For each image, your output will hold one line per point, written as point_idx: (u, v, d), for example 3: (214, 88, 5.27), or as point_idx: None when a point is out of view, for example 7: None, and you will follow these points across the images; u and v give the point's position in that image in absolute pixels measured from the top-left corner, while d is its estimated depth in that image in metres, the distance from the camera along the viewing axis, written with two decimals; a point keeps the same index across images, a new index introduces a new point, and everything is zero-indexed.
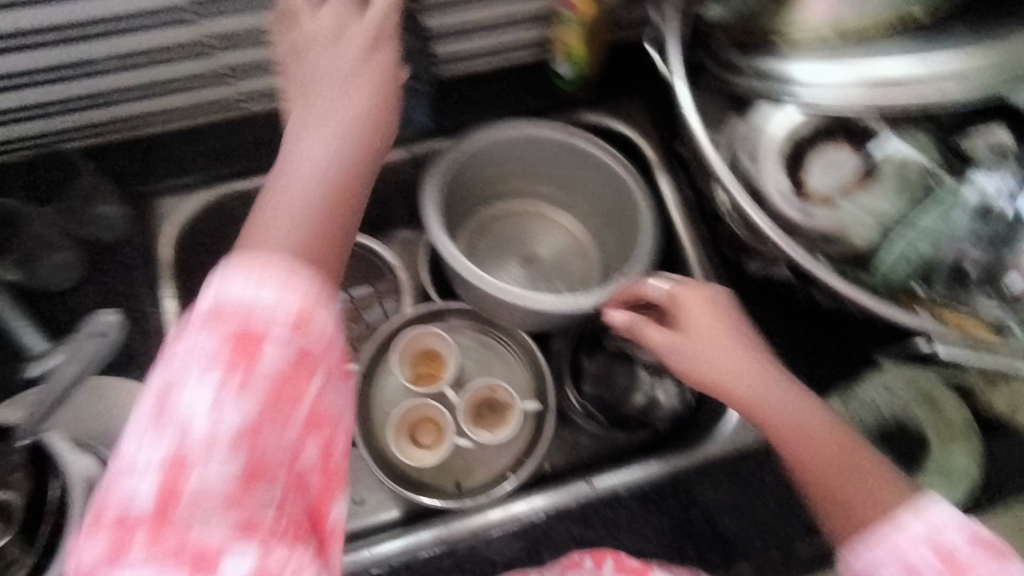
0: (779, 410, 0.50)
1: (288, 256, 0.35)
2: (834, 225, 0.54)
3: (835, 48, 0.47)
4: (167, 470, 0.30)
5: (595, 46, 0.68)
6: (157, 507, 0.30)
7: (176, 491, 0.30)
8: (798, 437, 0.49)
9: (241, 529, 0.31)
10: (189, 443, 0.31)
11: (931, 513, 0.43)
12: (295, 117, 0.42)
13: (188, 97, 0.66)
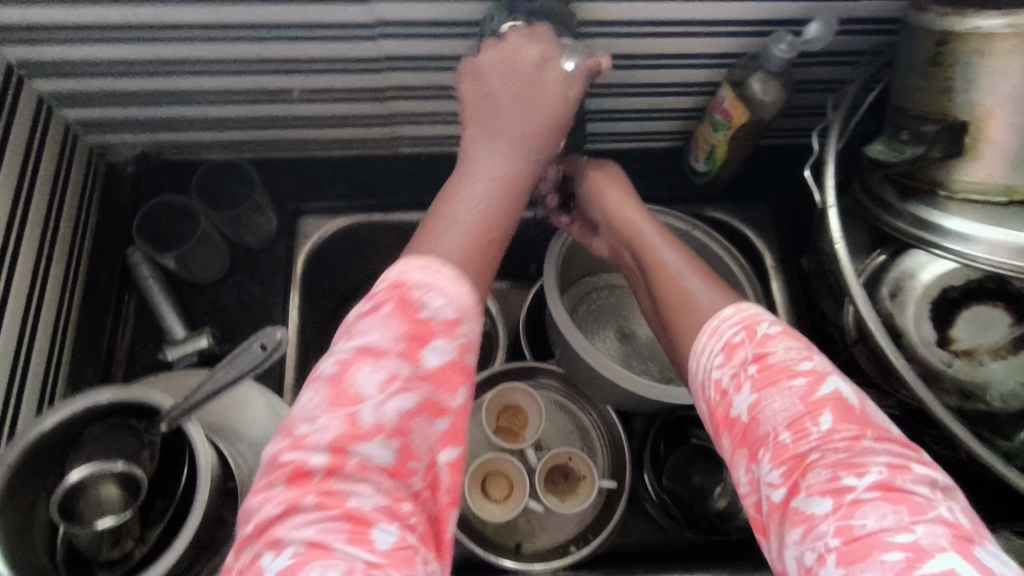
0: (694, 302, 0.51)
1: (446, 263, 0.43)
2: (972, 379, 0.54)
3: (998, 210, 0.47)
4: (305, 508, 0.35)
5: (739, 150, 0.70)
6: (284, 510, 0.35)
7: (319, 512, 0.35)
8: (672, 288, 0.53)
9: (348, 516, 0.35)
10: (305, 478, 0.36)
11: (721, 320, 0.48)
12: (475, 128, 0.51)
13: (351, 130, 0.71)
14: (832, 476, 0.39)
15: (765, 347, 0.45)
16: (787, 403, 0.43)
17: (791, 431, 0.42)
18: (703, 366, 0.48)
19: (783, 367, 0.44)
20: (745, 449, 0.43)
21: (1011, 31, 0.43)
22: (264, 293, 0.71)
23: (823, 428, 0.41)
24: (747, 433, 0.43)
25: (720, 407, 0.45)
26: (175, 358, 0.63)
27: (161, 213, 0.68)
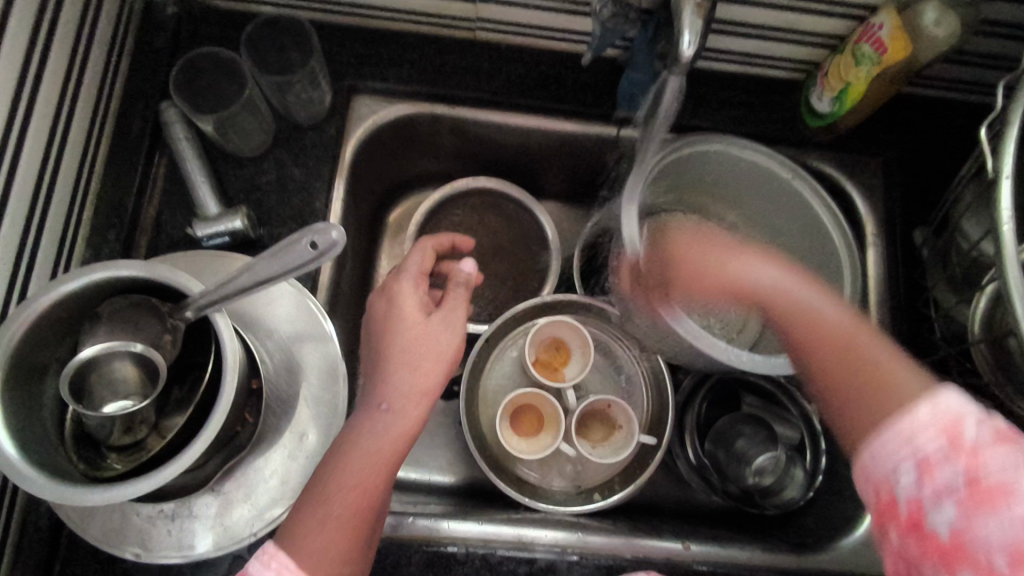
0: (892, 376, 0.42)
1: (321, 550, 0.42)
2: None
3: None
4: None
5: (879, 91, 0.59)
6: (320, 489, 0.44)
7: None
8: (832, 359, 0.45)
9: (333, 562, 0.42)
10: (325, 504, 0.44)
11: (934, 403, 0.38)
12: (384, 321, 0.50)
13: (430, 1, 0.62)
14: (993, 511, 0.34)
15: (955, 425, 0.37)
16: (982, 435, 0.36)
17: (948, 470, 0.36)
18: (892, 428, 0.39)
19: (939, 405, 0.38)
20: (905, 497, 0.37)
21: None
22: (308, 175, 0.63)
23: (984, 461, 0.35)
24: (914, 474, 0.37)
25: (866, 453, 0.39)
26: (204, 236, 0.57)
27: (203, 64, 0.59)
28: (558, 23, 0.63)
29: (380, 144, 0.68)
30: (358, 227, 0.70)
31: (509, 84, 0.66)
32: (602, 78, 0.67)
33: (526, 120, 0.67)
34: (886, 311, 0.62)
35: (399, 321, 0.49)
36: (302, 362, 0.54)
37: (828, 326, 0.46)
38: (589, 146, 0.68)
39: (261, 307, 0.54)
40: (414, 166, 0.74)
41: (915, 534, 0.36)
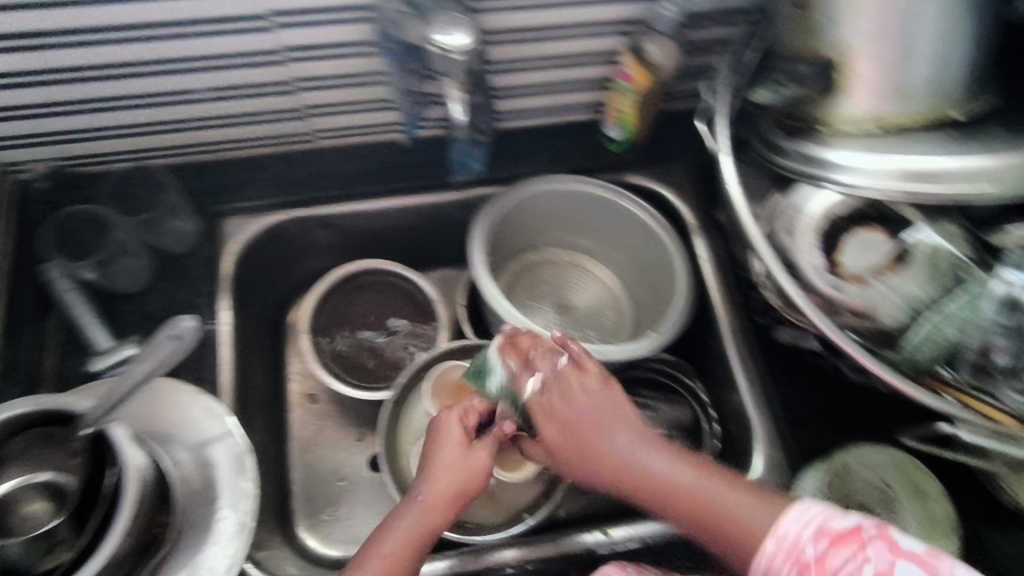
0: (728, 501, 0.49)
1: None
2: (863, 299, 0.49)
3: (873, 139, 0.49)
4: None
5: (648, 111, 0.71)
6: None
7: None
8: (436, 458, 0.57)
9: None
10: None
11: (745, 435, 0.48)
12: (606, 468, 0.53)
13: (268, 126, 0.72)
14: (857, 552, 0.44)
15: (782, 517, 0.48)
16: (819, 549, 0.45)
17: (876, 543, 0.44)
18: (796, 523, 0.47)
19: (622, 454, 0.53)
20: (814, 534, 0.46)
21: None
22: (191, 298, 0.70)
23: (709, 492, 0.50)
24: (733, 521, 0.49)
25: (792, 552, 0.46)
26: (103, 368, 0.62)
27: (78, 225, 0.67)
28: (379, 120, 0.73)
29: (262, 255, 0.77)
30: (252, 334, 0.78)
31: (359, 177, 0.77)
32: (435, 156, 0.78)
33: (377, 204, 0.77)
34: (715, 284, 0.74)
35: (437, 462, 0.57)
36: (212, 458, 0.59)
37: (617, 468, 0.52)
38: (435, 212, 0.79)
39: (162, 420, 0.60)
40: (297, 268, 0.84)
41: (820, 564, 0.44)
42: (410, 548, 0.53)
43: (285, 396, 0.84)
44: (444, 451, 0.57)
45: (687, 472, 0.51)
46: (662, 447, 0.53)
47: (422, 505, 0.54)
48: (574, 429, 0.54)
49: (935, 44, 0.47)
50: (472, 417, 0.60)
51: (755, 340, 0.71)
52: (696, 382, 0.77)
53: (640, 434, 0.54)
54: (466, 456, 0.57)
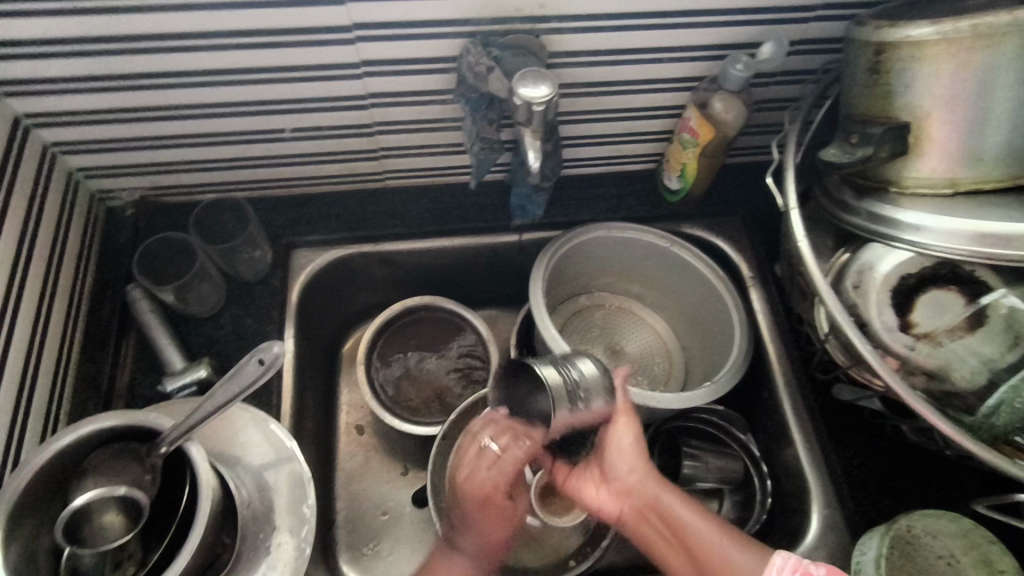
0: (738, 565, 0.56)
1: None
2: (937, 360, 0.49)
3: (945, 201, 0.50)
4: None
5: (710, 165, 0.73)
6: None
7: None
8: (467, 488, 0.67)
9: None
10: None
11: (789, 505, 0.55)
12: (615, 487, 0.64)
13: (343, 166, 0.76)
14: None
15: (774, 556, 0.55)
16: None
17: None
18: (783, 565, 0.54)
19: (669, 504, 0.62)
20: (791, 570, 0.54)
21: (939, 37, 0.46)
22: (259, 325, 0.73)
23: (722, 550, 0.58)
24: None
25: (795, 566, 0.54)
26: (173, 389, 0.65)
27: (161, 252, 0.71)
28: (448, 163, 0.77)
29: (324, 286, 0.79)
30: (311, 362, 0.80)
31: (424, 217, 0.80)
32: (497, 199, 0.80)
33: (439, 243, 0.79)
34: (771, 337, 0.74)
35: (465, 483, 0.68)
36: (271, 484, 0.60)
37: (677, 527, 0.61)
38: (494, 253, 0.81)
39: (227, 442, 0.62)
40: (357, 300, 0.86)
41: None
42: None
43: (334, 426, 0.85)
44: (469, 460, 0.68)
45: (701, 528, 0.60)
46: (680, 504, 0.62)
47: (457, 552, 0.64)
48: (636, 503, 0.63)
49: (1016, 111, 0.47)
50: (486, 473, 0.66)
51: (812, 397, 0.71)
52: (748, 437, 0.76)
53: (677, 501, 0.62)
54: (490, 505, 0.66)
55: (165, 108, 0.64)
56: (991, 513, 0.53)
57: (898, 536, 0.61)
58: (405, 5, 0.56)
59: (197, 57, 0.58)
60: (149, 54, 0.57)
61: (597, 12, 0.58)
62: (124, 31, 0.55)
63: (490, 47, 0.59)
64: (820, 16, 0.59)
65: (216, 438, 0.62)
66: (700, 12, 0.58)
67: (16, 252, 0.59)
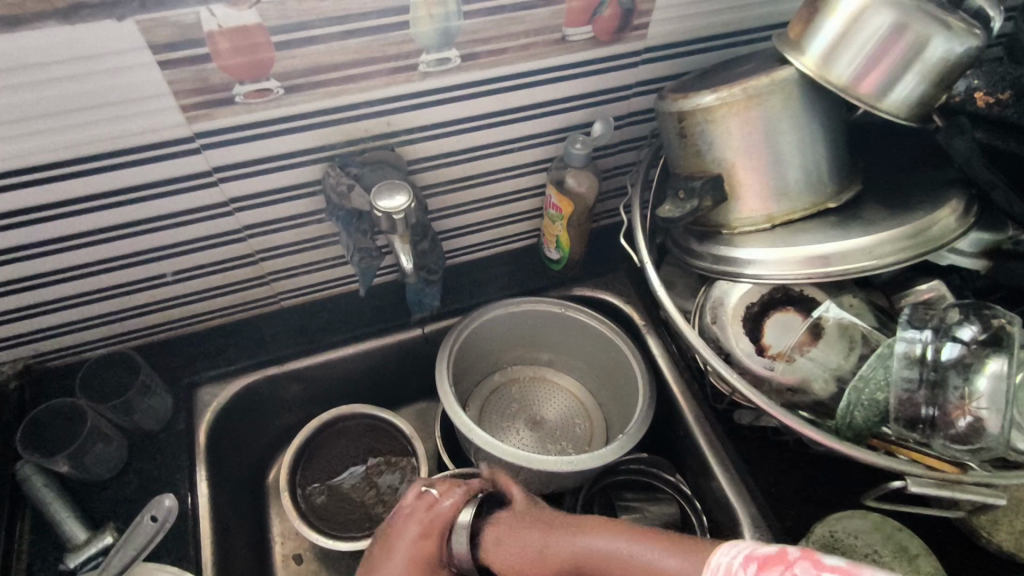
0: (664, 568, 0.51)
1: None
2: (796, 375, 0.53)
3: (768, 234, 0.57)
4: None
5: (579, 233, 0.79)
6: None
7: None
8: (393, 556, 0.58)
9: None
10: None
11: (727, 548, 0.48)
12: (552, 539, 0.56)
13: (233, 297, 0.77)
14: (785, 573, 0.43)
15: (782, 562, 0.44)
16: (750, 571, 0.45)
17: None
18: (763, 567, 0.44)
19: (576, 551, 0.55)
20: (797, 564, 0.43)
21: (720, 102, 0.54)
22: (167, 474, 0.71)
23: (598, 549, 0.54)
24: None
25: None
26: (76, 565, 0.61)
27: (50, 419, 0.68)
28: (338, 274, 0.79)
29: (233, 418, 0.78)
30: (233, 500, 0.78)
31: (323, 329, 0.81)
32: (394, 299, 0.83)
33: (344, 352, 0.80)
34: (672, 377, 0.79)
35: (396, 549, 0.59)
36: None
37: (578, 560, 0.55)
38: (400, 351, 0.83)
39: None
40: (273, 425, 0.85)
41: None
42: None
43: (268, 561, 0.82)
44: (407, 521, 0.60)
45: (640, 542, 0.53)
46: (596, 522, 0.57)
47: None
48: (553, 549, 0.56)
49: (798, 151, 0.55)
50: (416, 523, 0.59)
51: (720, 427, 0.74)
52: (677, 478, 0.78)
53: (580, 529, 0.56)
54: (418, 562, 0.58)
55: (35, 276, 0.64)
56: (881, 504, 0.56)
57: (819, 545, 0.63)
58: (259, 144, 0.60)
59: (59, 224, 0.60)
60: (9, 230, 0.58)
61: (440, 122, 0.64)
62: None
63: (349, 167, 0.64)
64: (636, 92, 0.68)
65: None
66: (531, 106, 0.65)
67: None
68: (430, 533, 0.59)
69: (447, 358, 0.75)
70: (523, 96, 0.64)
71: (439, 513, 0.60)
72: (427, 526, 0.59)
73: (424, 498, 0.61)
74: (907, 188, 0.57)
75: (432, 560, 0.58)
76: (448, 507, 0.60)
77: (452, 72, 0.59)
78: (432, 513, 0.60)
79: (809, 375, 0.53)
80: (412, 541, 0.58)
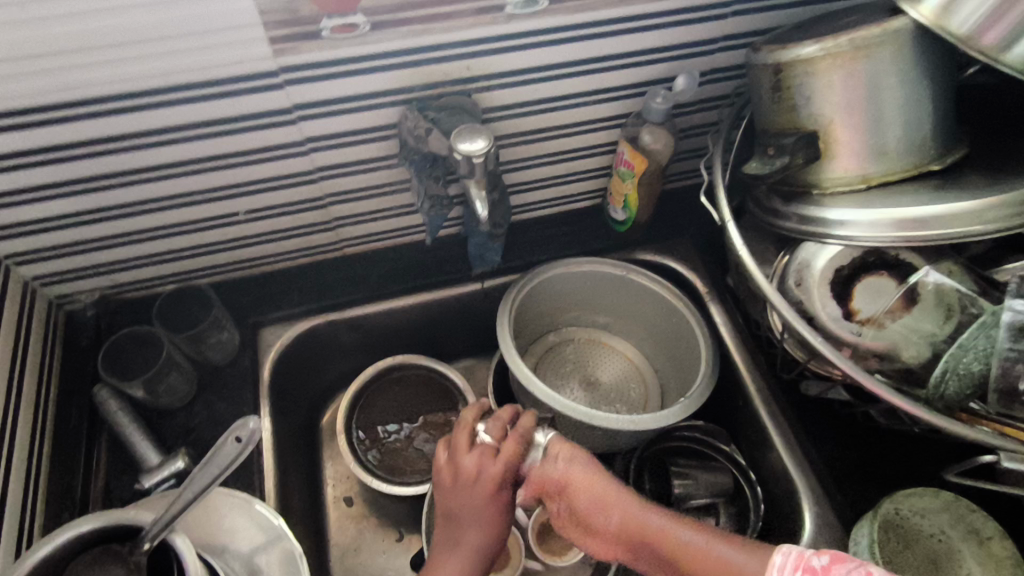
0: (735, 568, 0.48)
1: None
2: (884, 341, 0.53)
3: (861, 196, 0.54)
4: None
5: (649, 193, 0.77)
6: None
7: None
8: (459, 519, 0.58)
9: None
10: None
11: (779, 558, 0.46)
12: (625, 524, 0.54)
13: (300, 240, 0.78)
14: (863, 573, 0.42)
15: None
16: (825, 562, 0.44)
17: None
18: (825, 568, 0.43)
19: (637, 517, 0.54)
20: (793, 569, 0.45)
21: (824, 53, 0.51)
22: (233, 408, 0.73)
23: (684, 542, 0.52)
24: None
25: (799, 563, 0.45)
26: (150, 485, 0.64)
27: (128, 347, 0.70)
28: (402, 223, 0.80)
29: (294, 360, 0.79)
30: (293, 438, 0.80)
31: (384, 278, 0.81)
32: (455, 251, 0.83)
33: (404, 302, 0.81)
34: (735, 344, 0.77)
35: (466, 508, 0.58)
36: (263, 566, 0.59)
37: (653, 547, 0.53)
38: (459, 304, 0.83)
39: (211, 531, 0.60)
40: (331, 370, 0.86)
41: (827, 574, 0.43)
42: None
43: (322, 500, 0.84)
44: (468, 472, 0.58)
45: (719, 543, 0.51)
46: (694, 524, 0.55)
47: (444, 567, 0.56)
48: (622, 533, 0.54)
49: (903, 108, 0.53)
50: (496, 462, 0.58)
51: (783, 397, 0.73)
52: (732, 447, 0.78)
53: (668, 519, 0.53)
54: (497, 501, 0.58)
55: (118, 207, 0.65)
56: (962, 481, 0.55)
57: (885, 520, 0.62)
58: (341, 82, 0.59)
59: (142, 155, 0.60)
60: (96, 158, 0.59)
61: (521, 68, 0.62)
62: (67, 141, 0.57)
63: (426, 111, 0.63)
64: (723, 47, 0.65)
65: (200, 529, 0.61)
66: (613, 56, 0.63)
67: None
68: (505, 474, 0.58)
69: (509, 312, 0.75)
70: (607, 45, 0.62)
71: (512, 448, 0.59)
72: (507, 465, 0.58)
73: (484, 446, 0.59)
74: (1016, 154, 0.54)
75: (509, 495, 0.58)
76: (511, 447, 0.59)
77: (539, 15, 0.57)
78: (498, 457, 0.58)
79: (898, 343, 0.52)
80: (477, 486, 0.58)
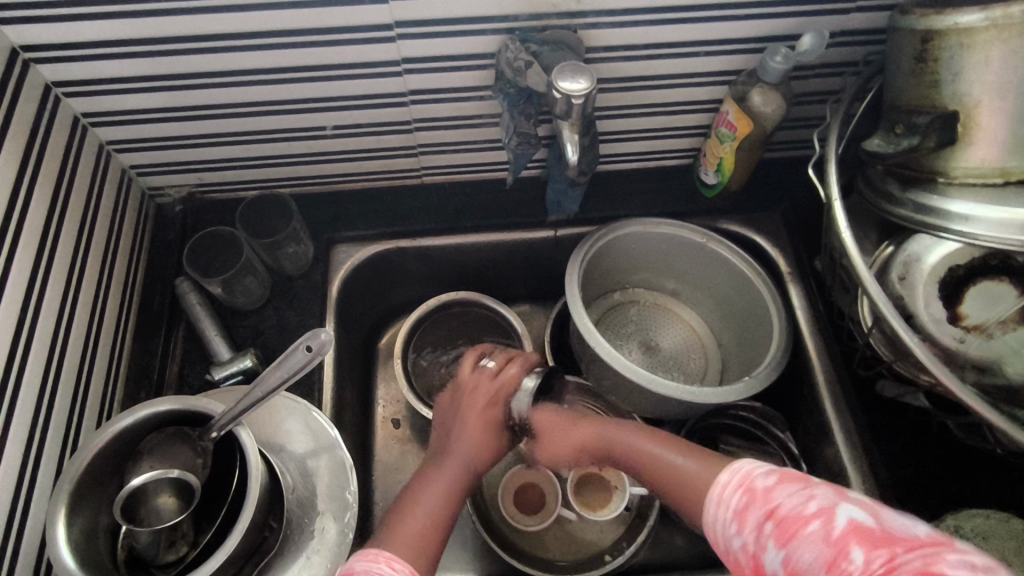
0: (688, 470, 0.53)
1: None
2: (986, 353, 0.49)
3: (995, 191, 0.49)
4: None
5: (746, 159, 0.72)
6: None
7: None
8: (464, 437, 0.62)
9: None
10: None
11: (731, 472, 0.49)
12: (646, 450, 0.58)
13: (381, 163, 0.78)
14: (803, 489, 0.44)
15: (773, 501, 0.44)
16: (769, 481, 0.46)
17: (817, 521, 0.41)
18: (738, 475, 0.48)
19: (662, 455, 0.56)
20: (738, 487, 0.47)
21: (988, 24, 0.45)
22: (301, 318, 0.75)
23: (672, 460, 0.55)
24: (699, 491, 0.50)
25: (743, 481, 0.47)
26: (220, 377, 0.67)
27: (211, 245, 0.73)
28: (484, 158, 0.78)
29: (361, 281, 0.81)
30: (352, 354, 0.82)
31: (461, 211, 0.81)
32: (533, 195, 0.81)
33: (475, 238, 0.80)
34: (813, 332, 0.73)
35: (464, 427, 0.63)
36: (315, 470, 0.62)
37: (673, 469, 0.54)
38: (529, 248, 0.82)
39: (271, 429, 0.64)
40: (395, 296, 0.88)
41: (765, 498, 0.45)
42: (434, 523, 0.54)
43: (372, 419, 0.86)
44: (466, 406, 0.64)
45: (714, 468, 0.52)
46: (690, 454, 0.54)
47: (424, 487, 0.58)
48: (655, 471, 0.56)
49: None
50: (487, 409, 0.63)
51: (853, 394, 0.69)
52: (787, 435, 0.75)
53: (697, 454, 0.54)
54: (492, 429, 0.63)
55: (214, 107, 0.66)
56: None
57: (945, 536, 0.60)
58: (447, 4, 0.57)
59: (241, 56, 0.60)
60: (198, 56, 0.60)
61: (635, 7, 0.58)
62: (170, 35, 0.57)
63: (529, 43, 0.60)
64: (861, 7, 0.59)
65: (260, 427, 0.64)
66: (738, 5, 0.58)
67: (77, 249, 0.62)
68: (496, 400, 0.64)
69: (581, 262, 0.73)
70: None
71: (506, 380, 0.65)
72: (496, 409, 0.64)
73: (485, 372, 0.66)
74: None
75: (500, 420, 0.64)
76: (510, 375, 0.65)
77: None
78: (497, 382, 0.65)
79: (1003, 355, 0.49)
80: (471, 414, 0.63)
